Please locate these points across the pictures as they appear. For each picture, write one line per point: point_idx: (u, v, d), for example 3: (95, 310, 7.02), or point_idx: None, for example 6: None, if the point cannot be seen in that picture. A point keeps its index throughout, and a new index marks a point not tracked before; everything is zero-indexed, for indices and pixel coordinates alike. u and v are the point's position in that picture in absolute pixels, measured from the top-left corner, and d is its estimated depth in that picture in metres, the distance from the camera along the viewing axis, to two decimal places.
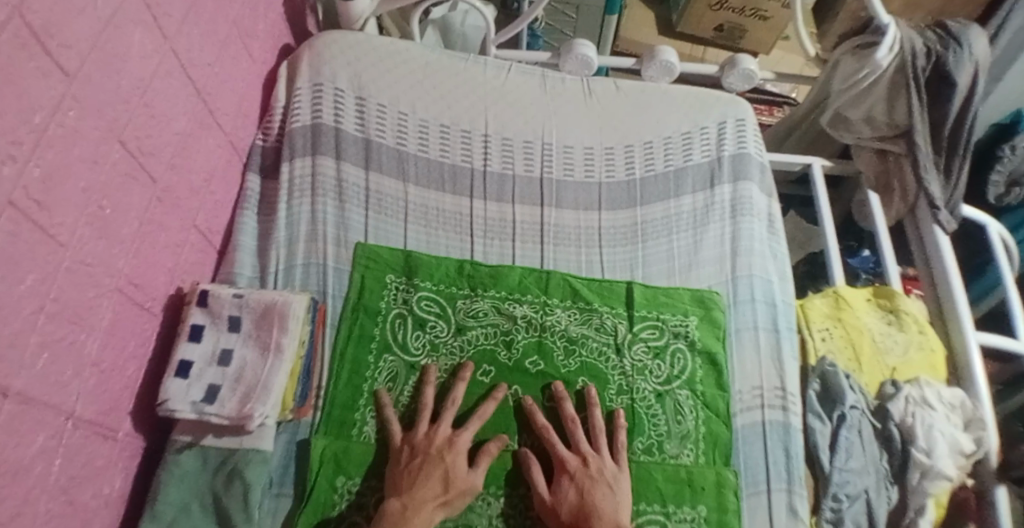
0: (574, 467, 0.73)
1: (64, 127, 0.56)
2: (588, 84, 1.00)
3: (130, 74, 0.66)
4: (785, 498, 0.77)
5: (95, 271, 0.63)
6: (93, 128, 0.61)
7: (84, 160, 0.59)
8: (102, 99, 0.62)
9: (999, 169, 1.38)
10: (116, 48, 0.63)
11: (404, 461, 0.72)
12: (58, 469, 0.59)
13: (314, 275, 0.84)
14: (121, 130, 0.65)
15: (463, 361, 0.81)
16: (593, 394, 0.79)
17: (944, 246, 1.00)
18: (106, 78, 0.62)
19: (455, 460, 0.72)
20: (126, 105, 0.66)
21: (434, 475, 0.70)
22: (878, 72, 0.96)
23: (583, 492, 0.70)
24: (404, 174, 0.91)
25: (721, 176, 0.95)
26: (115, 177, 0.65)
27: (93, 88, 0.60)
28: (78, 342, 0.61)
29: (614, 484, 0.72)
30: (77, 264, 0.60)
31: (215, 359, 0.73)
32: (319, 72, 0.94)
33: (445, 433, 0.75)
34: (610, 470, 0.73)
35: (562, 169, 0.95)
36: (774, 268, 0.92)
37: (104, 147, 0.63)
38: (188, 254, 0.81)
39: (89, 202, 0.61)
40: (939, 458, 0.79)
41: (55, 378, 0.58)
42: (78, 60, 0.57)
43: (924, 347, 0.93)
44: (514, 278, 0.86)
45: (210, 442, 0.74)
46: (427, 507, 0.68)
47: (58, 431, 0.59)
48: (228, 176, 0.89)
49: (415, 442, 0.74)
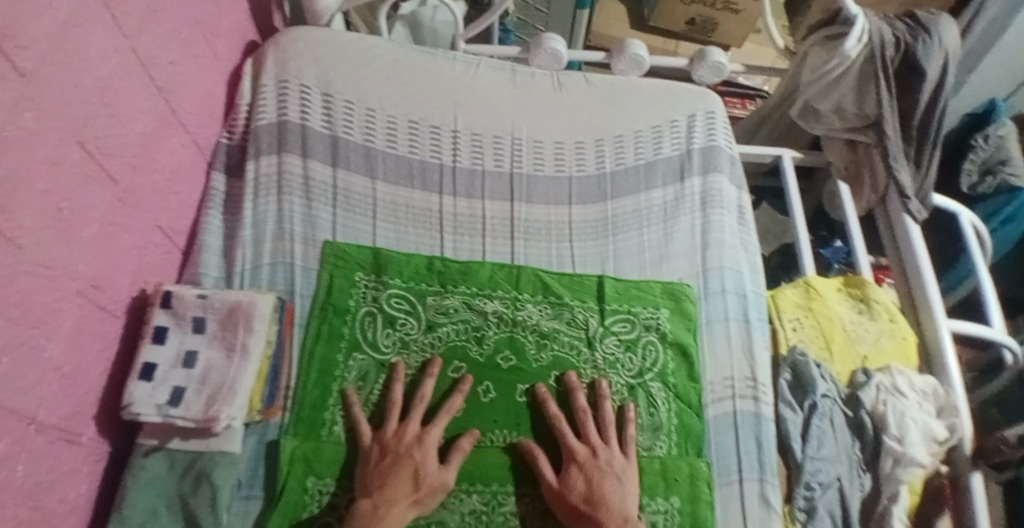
0: (583, 457, 0.73)
1: (22, 129, 0.55)
2: (558, 78, 1.00)
3: (90, 75, 0.65)
4: (757, 487, 0.77)
5: (56, 274, 0.62)
6: (52, 130, 0.60)
7: (43, 162, 0.58)
8: (61, 100, 0.61)
9: (972, 159, 1.41)
10: (76, 49, 0.62)
11: (374, 460, 0.72)
12: (22, 475, 0.58)
13: (281, 274, 0.83)
14: (81, 131, 0.64)
15: (433, 357, 0.80)
16: (604, 387, 0.79)
17: (914, 235, 1.00)
18: (64, 79, 0.61)
19: (426, 457, 0.71)
20: (86, 105, 0.65)
21: (403, 474, 0.70)
22: (846, 63, 0.95)
23: (591, 482, 0.71)
24: (373, 171, 0.91)
25: (691, 168, 0.95)
26: (75, 179, 0.64)
27: (51, 88, 0.59)
28: (40, 346, 0.60)
29: (622, 477, 0.72)
30: (37, 268, 0.58)
31: (179, 361, 0.72)
32: (285, 70, 0.93)
33: (414, 431, 0.74)
34: (618, 462, 0.73)
35: (532, 163, 0.95)
36: (744, 259, 0.92)
37: (64, 149, 0.62)
38: (152, 255, 0.80)
39: (50, 205, 0.60)
40: (911, 445, 0.79)
41: (17, 383, 0.57)
42: (35, 61, 0.56)
43: (895, 335, 0.94)
44: (484, 273, 0.86)
45: (176, 446, 0.72)
46: (398, 506, 0.67)
47: (22, 436, 0.58)
48: (193, 176, 0.88)
49: (384, 440, 0.73)
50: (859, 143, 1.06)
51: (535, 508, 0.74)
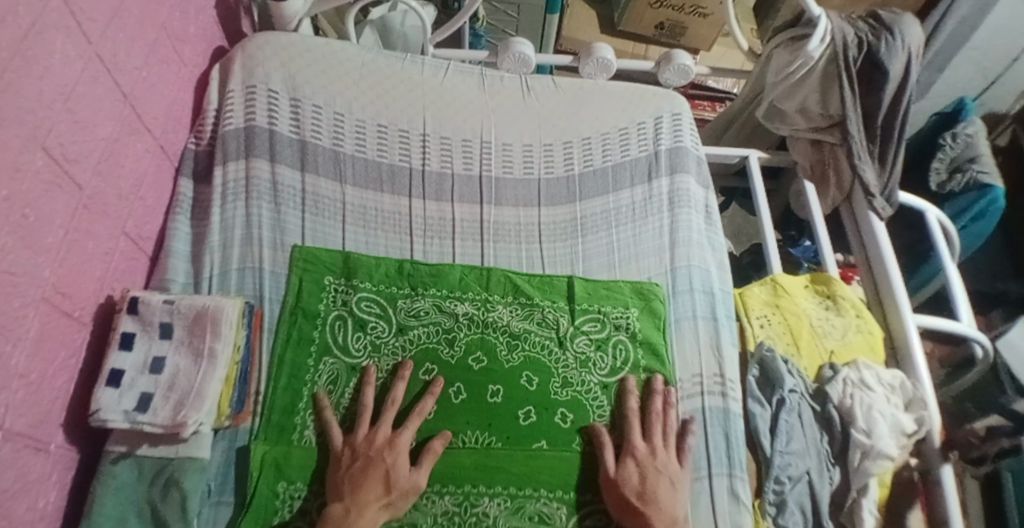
0: (641, 454, 0.75)
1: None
2: (526, 82, 1.02)
3: (52, 80, 0.65)
4: (727, 482, 0.78)
5: (19, 281, 0.61)
6: (15, 136, 0.59)
7: (6, 169, 0.58)
8: (21, 105, 0.60)
9: (941, 157, 1.44)
10: (38, 55, 0.63)
11: (345, 464, 0.71)
12: None
13: (250, 279, 0.83)
14: (45, 137, 0.64)
15: (404, 360, 0.80)
16: (670, 393, 0.81)
17: (880, 232, 1.02)
18: (25, 85, 0.61)
19: (398, 459, 0.71)
20: (49, 111, 0.65)
21: (374, 477, 0.69)
22: (809, 64, 0.98)
23: (645, 480, 0.72)
24: (341, 175, 0.91)
25: (658, 169, 0.96)
26: (38, 186, 0.64)
27: (11, 94, 0.58)
28: (4, 354, 0.59)
29: (675, 481, 0.74)
30: (2, 273, 0.58)
31: (146, 367, 0.71)
32: (252, 74, 0.94)
33: (385, 434, 0.74)
34: (674, 466, 0.75)
35: (501, 166, 0.96)
36: (712, 258, 0.93)
37: (27, 155, 0.62)
38: (118, 261, 0.80)
39: (13, 211, 0.60)
40: (879, 438, 0.81)
41: None
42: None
43: (862, 329, 0.96)
44: (455, 276, 0.86)
45: (145, 452, 0.72)
46: (372, 508, 0.67)
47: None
48: (160, 181, 0.88)
49: (355, 444, 0.73)
50: (825, 143, 1.08)
51: (505, 508, 0.74)
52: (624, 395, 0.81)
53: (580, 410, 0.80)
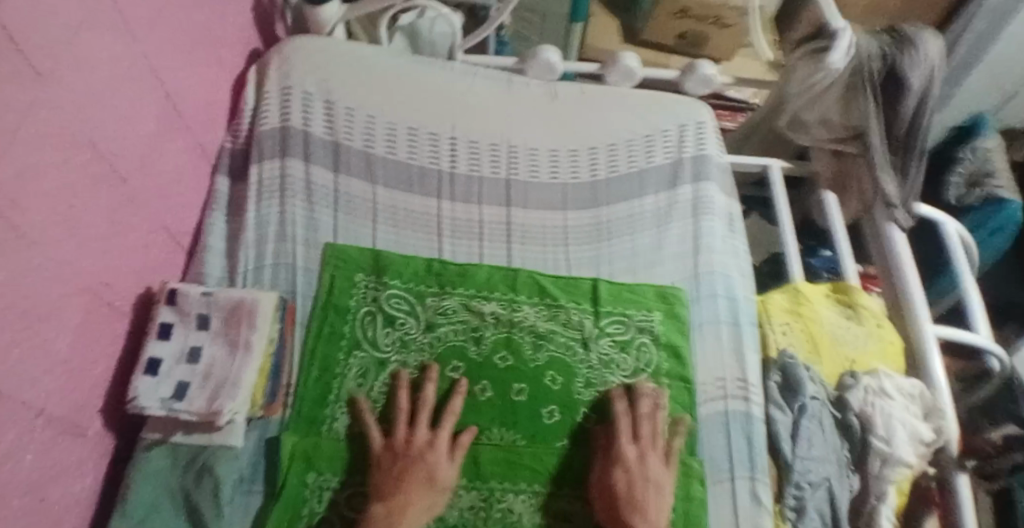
0: (630, 460, 0.74)
1: (35, 128, 0.57)
2: (553, 88, 1.04)
3: (101, 76, 0.68)
4: (748, 485, 0.79)
5: (63, 269, 0.64)
6: (64, 129, 0.62)
7: (55, 161, 0.61)
8: (71, 99, 0.63)
9: (959, 171, 1.48)
10: (89, 52, 0.65)
11: (386, 465, 0.73)
12: (28, 464, 0.60)
13: (283, 274, 0.86)
14: (92, 131, 0.67)
15: (426, 362, 0.82)
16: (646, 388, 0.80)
17: (900, 243, 1.04)
18: (77, 81, 0.63)
19: (436, 461, 0.73)
20: (97, 106, 0.67)
21: (417, 475, 0.71)
22: (832, 74, 1.02)
23: (632, 486, 0.72)
24: (373, 176, 0.94)
25: (682, 177, 0.98)
26: (83, 178, 0.66)
27: (62, 88, 0.61)
28: (47, 340, 0.62)
29: (662, 485, 0.73)
30: (48, 262, 0.61)
31: (183, 357, 0.73)
32: (287, 76, 0.96)
33: (423, 436, 0.75)
34: (661, 470, 0.74)
35: (528, 170, 0.98)
36: (734, 265, 0.95)
37: (75, 147, 0.64)
38: (156, 254, 0.82)
39: (60, 202, 0.62)
40: (898, 445, 0.82)
41: (25, 375, 0.58)
42: (51, 61, 0.59)
43: (882, 338, 0.96)
44: (482, 276, 0.88)
45: (179, 440, 0.74)
46: (413, 509, 0.69)
47: (29, 427, 0.59)
48: (197, 178, 0.90)
49: (395, 445, 0.74)
50: (846, 153, 1.09)
51: (530, 505, 0.75)
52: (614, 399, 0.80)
53: (604, 412, 0.81)
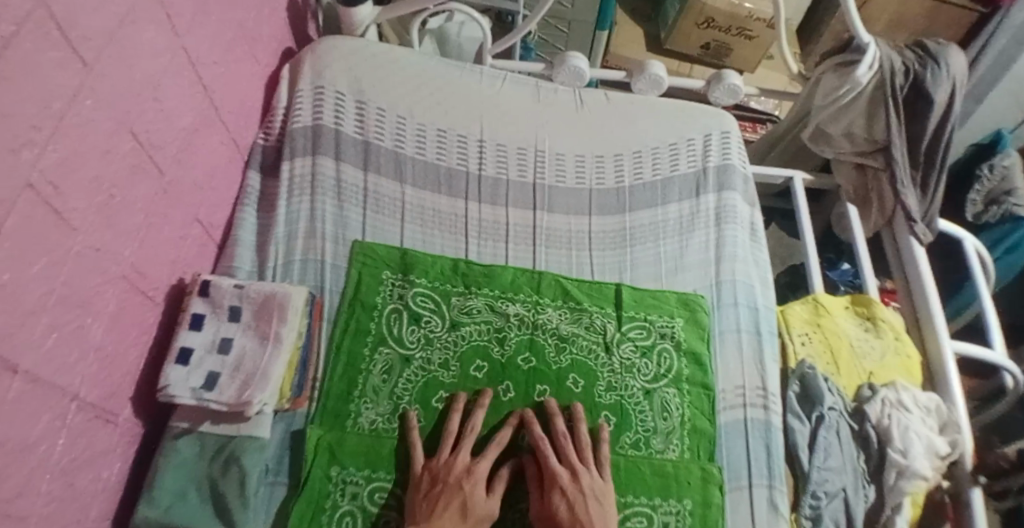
0: (564, 482, 0.72)
1: (80, 116, 0.59)
2: (579, 95, 1.05)
3: (143, 69, 0.69)
4: (766, 493, 0.80)
5: (102, 258, 0.65)
6: (106, 120, 0.64)
7: (96, 150, 0.62)
8: (116, 90, 0.65)
9: (977, 189, 1.46)
10: (132, 44, 0.67)
11: (424, 489, 0.72)
12: (60, 451, 0.61)
13: (312, 270, 0.87)
14: (133, 123, 0.68)
15: (457, 392, 0.81)
16: (579, 411, 0.79)
17: (921, 257, 1.04)
18: (119, 73, 0.65)
19: (475, 490, 0.72)
20: (138, 98, 0.69)
21: (452, 504, 0.70)
22: (858, 88, 1.00)
23: (574, 510, 0.70)
24: (401, 176, 0.95)
25: (706, 186, 0.99)
26: (124, 168, 0.68)
27: (107, 79, 0.63)
28: (84, 326, 0.64)
29: (603, 500, 0.72)
30: (87, 250, 0.63)
31: (214, 347, 0.74)
32: (320, 76, 0.98)
33: (463, 461, 0.75)
34: (599, 487, 0.73)
35: (554, 175, 0.99)
36: (755, 274, 0.95)
37: (116, 138, 0.66)
38: (189, 247, 0.83)
39: (100, 192, 0.64)
40: (915, 458, 0.82)
41: (58, 361, 0.60)
42: (96, 52, 0.61)
43: (900, 352, 0.97)
44: (507, 277, 0.89)
45: (208, 429, 0.74)
46: None
47: (61, 413, 0.61)
48: (230, 173, 0.92)
49: (435, 469, 0.74)
50: (868, 168, 1.11)
51: None
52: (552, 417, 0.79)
53: (625, 415, 0.82)
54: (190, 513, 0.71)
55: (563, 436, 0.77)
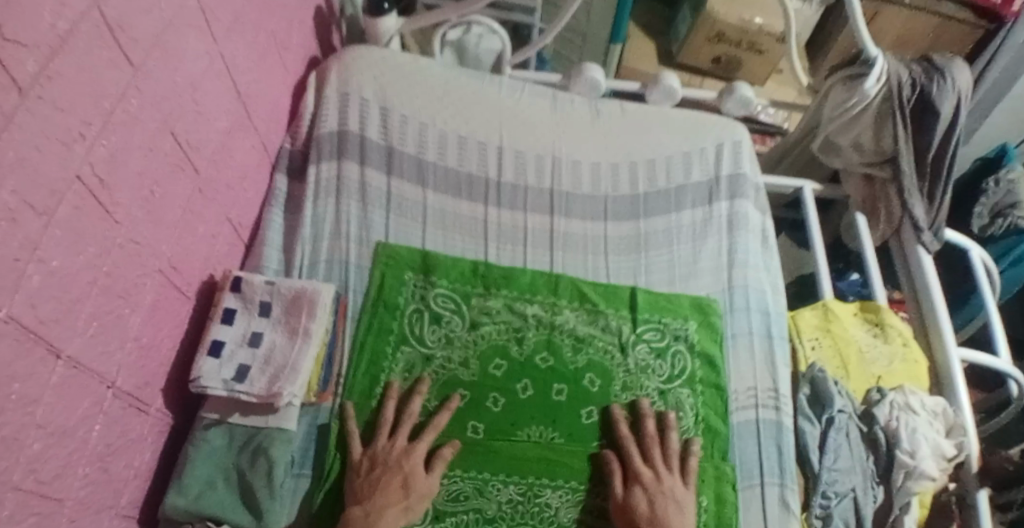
0: (647, 480, 0.77)
1: (127, 114, 0.63)
2: (595, 105, 1.08)
3: (184, 72, 0.73)
4: (777, 492, 0.82)
5: (142, 251, 0.69)
6: (150, 120, 0.67)
7: (140, 147, 0.66)
8: (160, 92, 0.68)
9: (982, 202, 1.50)
10: (174, 48, 0.70)
11: (363, 471, 0.75)
12: (97, 435, 0.64)
13: (337, 270, 0.90)
14: (174, 123, 0.72)
15: (389, 381, 0.84)
16: (672, 420, 0.82)
17: (927, 266, 1.06)
18: (162, 75, 0.68)
19: (416, 468, 0.75)
20: (179, 99, 0.72)
21: (393, 483, 0.73)
22: (866, 101, 1.03)
23: (654, 504, 0.75)
24: (424, 180, 0.98)
25: (719, 193, 1.02)
26: (164, 166, 0.71)
27: (152, 80, 0.67)
28: (124, 316, 0.67)
29: (681, 502, 0.76)
30: (129, 243, 0.66)
31: (246, 341, 0.77)
32: (346, 84, 1.02)
33: (401, 445, 0.77)
34: (680, 490, 0.77)
35: (571, 181, 1.02)
36: (767, 281, 0.98)
37: (159, 137, 0.69)
38: (221, 245, 0.86)
39: (142, 187, 0.67)
40: (922, 459, 0.85)
41: (98, 348, 0.63)
42: (143, 54, 0.64)
43: (908, 358, 0.99)
44: (525, 279, 0.92)
45: (236, 421, 0.76)
46: (388, 513, 0.71)
47: (100, 399, 0.64)
48: (259, 175, 0.95)
49: (373, 453, 0.76)
50: (876, 179, 1.13)
51: (567, 500, 0.78)
52: (614, 423, 0.82)
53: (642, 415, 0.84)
54: (220, 501, 0.72)
55: (650, 438, 0.81)
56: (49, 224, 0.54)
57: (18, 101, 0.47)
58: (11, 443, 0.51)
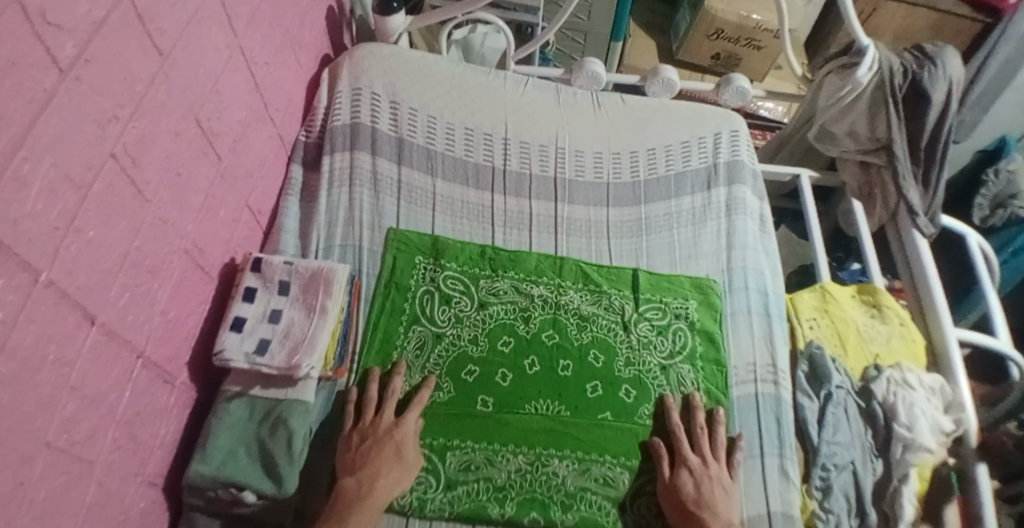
0: (694, 464, 0.80)
1: (156, 99, 0.68)
2: (597, 98, 1.13)
3: (207, 64, 0.77)
4: (777, 463, 0.84)
5: (169, 230, 0.73)
6: (176, 106, 0.72)
7: (167, 132, 0.70)
8: (185, 80, 0.73)
9: (983, 194, 1.52)
10: (198, 40, 0.75)
11: (354, 445, 0.77)
12: (126, 402, 0.68)
13: (351, 254, 0.94)
14: (197, 111, 0.76)
15: (368, 369, 0.86)
16: (721, 415, 0.85)
17: (922, 248, 1.09)
18: (187, 64, 0.73)
19: (402, 440, 0.78)
20: (203, 89, 0.77)
21: (384, 450, 0.76)
22: (859, 89, 1.07)
23: (700, 487, 0.77)
24: (432, 169, 1.03)
25: (717, 180, 1.06)
26: (189, 151, 0.75)
27: (178, 69, 0.71)
28: (152, 291, 0.71)
29: (727, 488, 0.78)
30: (157, 221, 0.70)
31: (265, 317, 0.81)
32: (357, 79, 1.07)
33: (389, 419, 0.80)
34: (725, 477, 0.80)
35: (574, 170, 1.06)
36: (766, 263, 1.01)
37: (184, 123, 0.74)
38: (241, 229, 0.91)
39: (169, 169, 0.72)
40: (920, 432, 0.87)
41: (129, 318, 0.67)
42: (170, 44, 0.69)
43: (906, 337, 1.02)
44: (531, 262, 0.96)
45: (257, 393, 0.80)
46: (382, 480, 0.74)
47: (129, 367, 0.68)
48: (276, 165, 1.00)
49: (363, 428, 0.79)
50: (872, 165, 1.17)
51: (573, 469, 0.81)
52: (666, 412, 0.85)
53: (644, 388, 0.88)
54: (240, 470, 0.75)
55: (704, 432, 0.83)
56: (85, 198, 0.58)
57: (58, 81, 0.52)
58: (47, 399, 0.55)
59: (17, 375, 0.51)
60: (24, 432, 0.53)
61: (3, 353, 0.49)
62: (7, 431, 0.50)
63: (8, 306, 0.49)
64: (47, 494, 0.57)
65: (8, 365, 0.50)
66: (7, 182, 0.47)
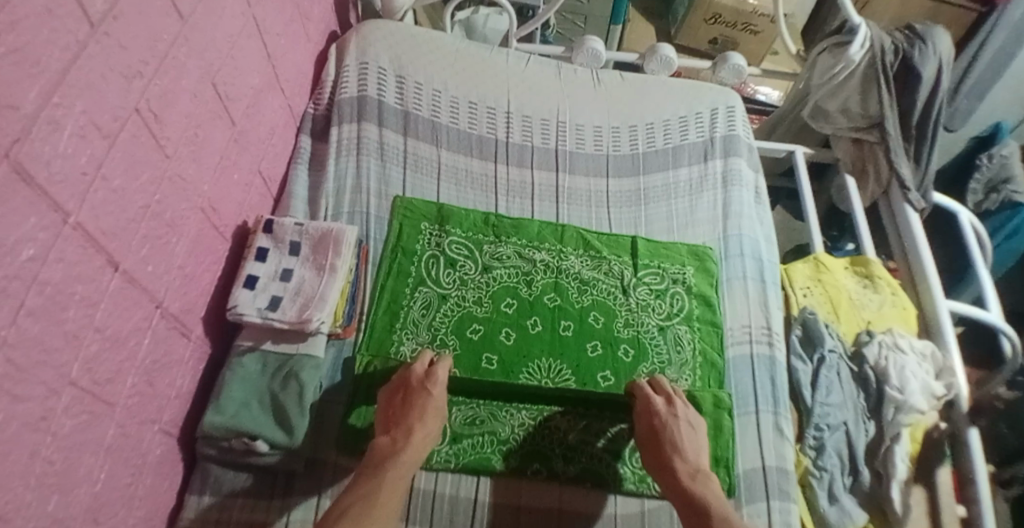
0: (660, 407, 0.80)
1: (176, 60, 0.70)
2: (596, 74, 1.16)
3: (223, 30, 0.79)
4: (772, 420, 0.88)
5: (188, 187, 0.75)
6: (194, 68, 0.74)
7: (187, 92, 0.73)
8: (202, 44, 0.75)
9: (978, 177, 1.54)
10: (215, 5, 0.77)
11: (393, 399, 0.79)
12: (145, 349, 0.70)
13: (358, 219, 0.97)
14: (214, 76, 0.79)
15: (372, 329, 0.89)
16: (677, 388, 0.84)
17: (914, 221, 1.12)
18: (204, 27, 0.75)
19: (436, 390, 0.78)
20: (219, 54, 0.79)
21: (417, 403, 0.77)
22: (851, 66, 1.10)
23: (665, 430, 0.78)
24: (438, 140, 1.06)
25: (714, 152, 1.09)
26: (206, 113, 0.78)
27: (196, 32, 0.73)
28: (170, 244, 0.73)
29: (693, 428, 0.80)
30: (176, 177, 0.73)
31: (276, 276, 0.84)
32: (364, 53, 1.10)
33: (422, 369, 0.81)
34: (692, 415, 0.81)
35: (574, 142, 1.09)
36: (760, 231, 1.05)
37: (201, 86, 0.76)
38: (252, 195, 0.94)
39: (188, 128, 0.74)
40: (910, 393, 0.89)
41: (149, 268, 0.69)
42: (190, 7, 0.71)
43: (896, 304, 1.05)
44: (534, 229, 0.99)
45: (268, 348, 0.82)
46: (419, 434, 0.74)
47: (148, 316, 0.70)
48: (286, 136, 1.03)
49: (399, 380, 0.80)
50: (865, 142, 1.19)
51: (575, 423, 0.84)
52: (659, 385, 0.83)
53: (642, 348, 0.91)
54: (253, 419, 0.77)
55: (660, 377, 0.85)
56: (112, 147, 0.60)
57: (89, 34, 0.55)
58: (74, 336, 0.57)
59: (45, 308, 0.53)
60: (53, 366, 0.54)
61: (33, 288, 0.51)
62: (35, 363, 0.52)
63: (39, 242, 0.51)
64: (69, 430, 0.58)
65: (37, 298, 0.51)
66: (41, 123, 0.50)
